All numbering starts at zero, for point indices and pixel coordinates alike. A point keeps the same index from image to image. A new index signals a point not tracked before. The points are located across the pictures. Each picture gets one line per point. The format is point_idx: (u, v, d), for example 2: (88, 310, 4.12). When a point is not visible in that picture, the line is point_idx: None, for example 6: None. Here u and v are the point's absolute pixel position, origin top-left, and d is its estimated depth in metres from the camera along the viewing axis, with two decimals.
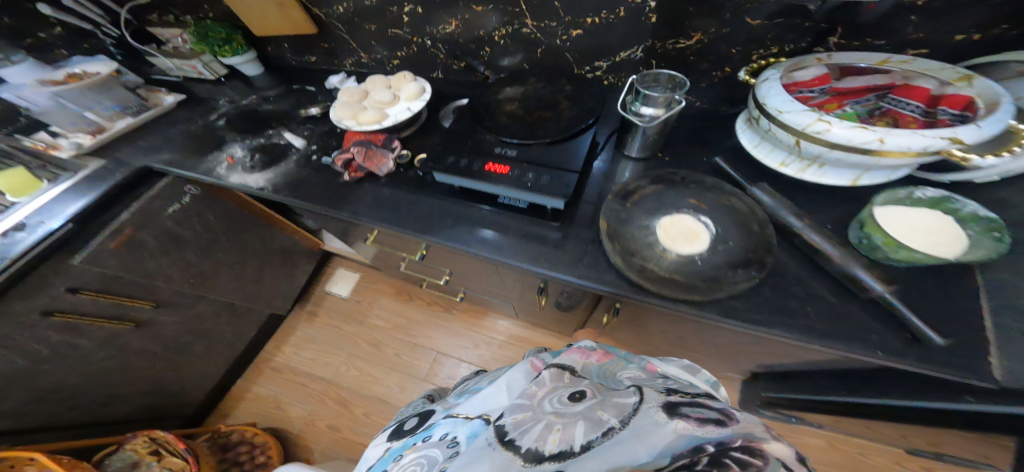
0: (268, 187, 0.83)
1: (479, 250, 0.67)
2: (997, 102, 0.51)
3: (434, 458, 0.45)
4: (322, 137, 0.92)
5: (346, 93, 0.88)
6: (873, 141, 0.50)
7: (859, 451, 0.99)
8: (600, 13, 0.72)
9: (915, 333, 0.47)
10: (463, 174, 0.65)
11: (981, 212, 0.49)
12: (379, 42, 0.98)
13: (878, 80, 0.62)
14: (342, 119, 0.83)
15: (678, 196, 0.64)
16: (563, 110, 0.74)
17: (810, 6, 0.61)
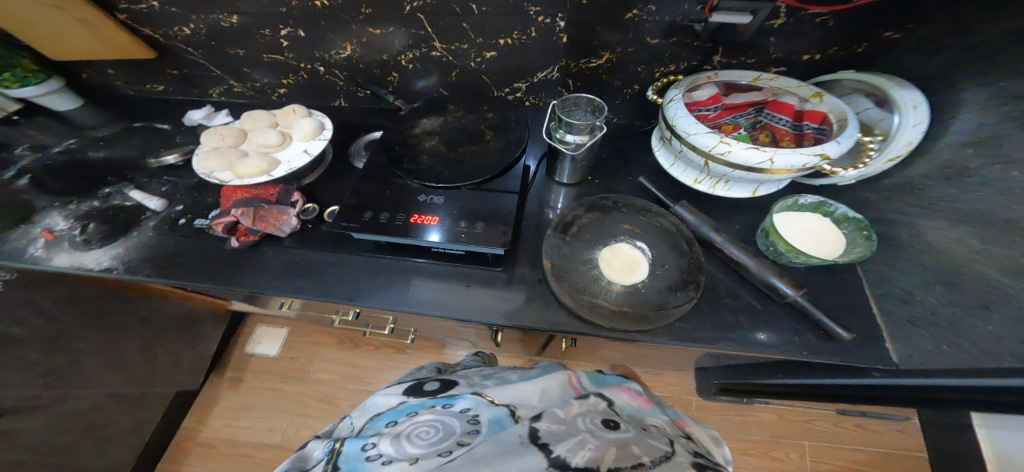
0: (116, 266, 0.62)
1: (423, 309, 0.61)
2: (844, 118, 0.59)
3: (451, 425, 0.49)
4: (195, 190, 0.73)
5: (210, 137, 0.70)
6: (765, 161, 0.55)
7: (806, 419, 1.14)
8: (512, 34, 0.68)
9: (826, 330, 0.53)
10: (386, 231, 0.58)
11: (850, 213, 0.59)
12: (254, 68, 0.81)
13: (754, 96, 0.67)
14: (207, 172, 0.65)
15: (614, 223, 0.65)
16: (490, 142, 0.67)
17: (696, 27, 0.63)
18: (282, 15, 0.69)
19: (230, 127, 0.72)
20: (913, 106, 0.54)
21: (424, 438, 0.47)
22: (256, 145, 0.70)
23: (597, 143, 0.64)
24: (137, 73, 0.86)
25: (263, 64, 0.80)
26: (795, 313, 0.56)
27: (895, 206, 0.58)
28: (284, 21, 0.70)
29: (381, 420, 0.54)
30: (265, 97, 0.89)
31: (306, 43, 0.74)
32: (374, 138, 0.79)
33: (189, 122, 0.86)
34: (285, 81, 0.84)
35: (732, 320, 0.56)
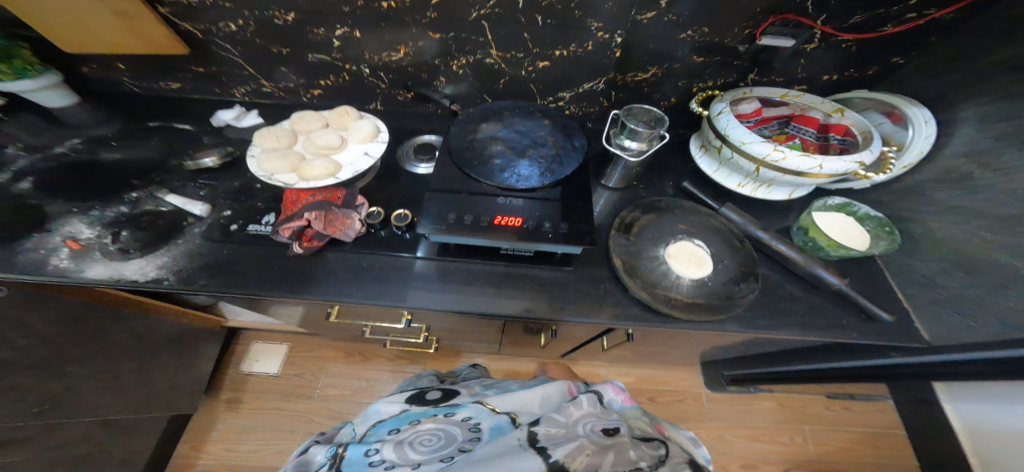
0: (167, 276, 0.58)
1: (505, 308, 0.63)
2: (867, 131, 0.67)
3: (454, 435, 0.55)
4: (241, 193, 0.70)
5: (264, 138, 0.68)
6: (813, 166, 0.63)
7: (801, 404, 1.28)
8: (569, 47, 0.71)
9: (868, 313, 0.62)
10: (473, 231, 0.60)
11: (871, 213, 0.70)
12: (293, 68, 0.78)
13: (784, 110, 0.73)
14: (268, 174, 0.64)
15: (671, 223, 0.70)
16: (552, 147, 0.71)
17: (741, 48, 0.71)
18: (340, 16, 0.68)
19: (284, 129, 0.71)
20: (924, 121, 0.64)
21: (427, 446, 0.53)
22: (316, 147, 0.68)
23: (656, 150, 0.69)
24: (152, 68, 0.79)
25: (303, 64, 0.77)
26: (836, 298, 0.65)
27: (902, 207, 0.69)
28: (341, 22, 0.69)
29: (384, 427, 0.59)
30: (296, 98, 0.85)
31: (358, 45, 0.73)
32: (429, 141, 0.80)
33: (217, 123, 0.81)
34: (321, 82, 0.81)
35: (785, 307, 0.63)
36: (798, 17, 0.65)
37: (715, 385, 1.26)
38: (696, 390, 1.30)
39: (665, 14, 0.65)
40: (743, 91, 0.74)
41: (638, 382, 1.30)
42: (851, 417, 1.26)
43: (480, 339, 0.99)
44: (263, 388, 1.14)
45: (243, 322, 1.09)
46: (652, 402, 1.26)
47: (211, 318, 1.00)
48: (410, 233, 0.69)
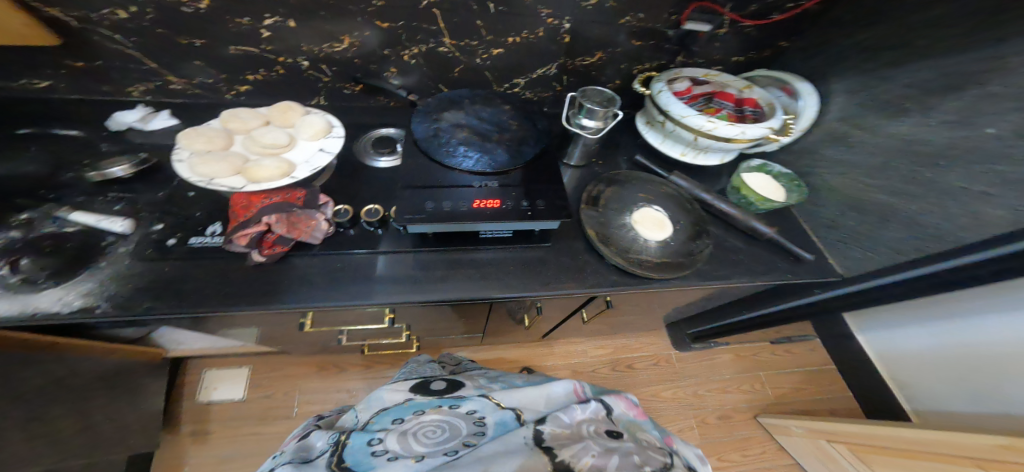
0: (94, 304, 0.50)
1: (492, 291, 0.64)
2: (771, 102, 0.78)
3: (458, 427, 0.55)
4: (171, 205, 0.61)
5: (192, 140, 0.60)
6: (738, 134, 0.72)
7: (753, 353, 1.46)
8: (521, 33, 0.74)
9: (794, 254, 0.72)
10: (452, 219, 0.60)
11: (783, 171, 0.82)
12: (209, 60, 0.69)
13: (708, 88, 0.82)
14: (207, 178, 0.57)
15: (631, 193, 0.76)
16: (519, 130, 0.74)
17: (669, 32, 0.79)
18: (270, 2, 0.62)
19: (216, 129, 0.63)
20: (808, 93, 0.78)
21: (431, 438, 0.52)
22: (260, 146, 0.62)
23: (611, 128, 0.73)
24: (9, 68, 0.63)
25: (222, 56, 0.68)
26: (771, 246, 0.74)
27: (802, 166, 0.83)
28: (272, 10, 0.63)
29: (388, 416, 0.59)
30: (218, 97, 0.75)
31: (292, 35, 0.67)
32: (389, 134, 0.77)
33: (115, 126, 0.69)
34: (250, 77, 0.72)
35: (734, 258, 0.72)
36: (711, 5, 0.74)
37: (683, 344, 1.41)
38: (666, 352, 1.44)
39: (605, 1, 0.70)
40: (673, 73, 0.82)
41: (614, 353, 1.41)
42: (788, 357, 1.46)
43: (460, 332, 1.07)
44: (233, 412, 1.13)
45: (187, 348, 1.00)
46: (630, 369, 1.39)
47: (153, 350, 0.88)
48: (381, 229, 0.66)
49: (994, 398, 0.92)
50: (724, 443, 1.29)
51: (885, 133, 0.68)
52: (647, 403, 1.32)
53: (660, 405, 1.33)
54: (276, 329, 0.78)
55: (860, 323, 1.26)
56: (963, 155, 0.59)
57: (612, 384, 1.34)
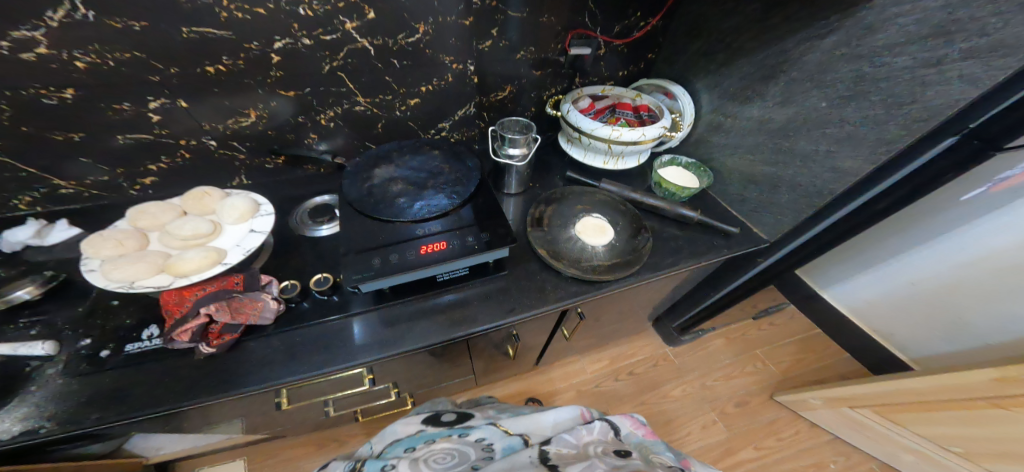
0: (37, 424, 0.50)
1: (451, 332, 0.64)
2: (658, 105, 0.87)
3: (468, 453, 0.58)
4: (93, 316, 0.61)
5: (99, 247, 0.58)
6: (640, 136, 0.78)
7: (744, 332, 1.46)
8: (431, 81, 0.79)
9: (723, 231, 0.76)
10: (400, 269, 0.61)
11: (690, 161, 0.87)
12: (95, 156, 0.68)
13: (607, 101, 0.90)
14: (127, 283, 0.54)
15: (570, 206, 0.79)
16: (448, 172, 0.76)
17: (561, 59, 0.87)
18: (151, 87, 0.63)
19: (125, 231, 0.61)
20: (682, 93, 0.87)
21: (442, 462, 0.56)
22: (181, 239, 0.61)
23: (535, 151, 0.78)
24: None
25: (113, 151, 0.68)
26: (703, 227, 0.78)
27: (701, 153, 0.88)
28: (154, 93, 0.64)
29: (401, 446, 0.64)
30: (120, 194, 0.75)
31: (185, 114, 0.68)
32: (324, 202, 0.80)
33: (7, 247, 0.66)
34: (150, 167, 0.73)
35: (674, 245, 0.75)
36: (586, 30, 0.82)
37: (673, 340, 1.41)
38: (661, 351, 1.42)
39: (499, 40, 0.78)
40: (575, 93, 0.90)
41: (612, 363, 1.39)
42: (781, 328, 1.46)
43: (451, 377, 1.04)
44: None
45: (169, 452, 0.98)
46: (633, 374, 1.36)
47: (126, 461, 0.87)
48: (336, 295, 0.66)
49: (940, 325, 1.12)
50: (753, 432, 1.26)
51: (745, 118, 0.75)
52: (659, 406, 1.29)
53: (674, 405, 1.30)
54: (247, 419, 0.76)
55: (815, 282, 1.43)
56: (805, 124, 0.65)
57: (621, 395, 1.31)
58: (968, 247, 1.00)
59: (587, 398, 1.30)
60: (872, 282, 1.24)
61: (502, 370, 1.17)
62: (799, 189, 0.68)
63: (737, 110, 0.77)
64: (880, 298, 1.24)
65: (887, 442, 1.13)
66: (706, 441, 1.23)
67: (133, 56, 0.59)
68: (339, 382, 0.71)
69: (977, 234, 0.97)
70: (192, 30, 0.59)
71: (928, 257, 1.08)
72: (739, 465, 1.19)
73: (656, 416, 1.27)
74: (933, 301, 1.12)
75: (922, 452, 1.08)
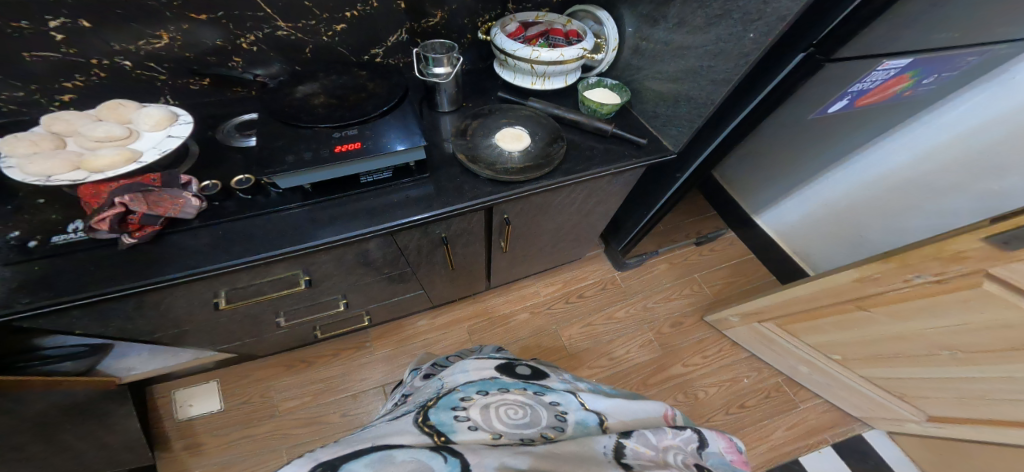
0: None
1: (371, 226, 0.68)
2: (585, 32, 0.88)
3: (539, 416, 0.50)
4: (19, 213, 0.62)
5: (13, 145, 0.57)
6: (559, 56, 0.80)
7: (684, 258, 1.58)
8: (356, 7, 0.78)
9: (634, 143, 0.82)
10: (314, 164, 0.64)
11: (614, 82, 0.90)
12: (6, 72, 0.66)
13: (539, 27, 0.90)
14: (43, 177, 0.55)
15: (495, 120, 0.83)
16: (373, 87, 0.77)
17: None
18: (46, 6, 0.61)
19: (39, 134, 0.60)
20: (606, 19, 0.88)
21: (512, 418, 0.49)
22: (94, 141, 0.61)
23: (460, 71, 0.79)
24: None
25: (23, 69, 0.67)
26: (617, 140, 0.84)
27: (624, 77, 0.92)
28: (52, 12, 0.62)
29: (474, 386, 0.57)
30: (40, 110, 0.73)
31: (95, 37, 0.67)
32: (248, 119, 0.79)
33: None
34: (66, 84, 0.71)
35: (589, 154, 0.81)
36: None
37: (619, 263, 1.53)
38: (610, 276, 1.54)
39: None
40: (508, 17, 0.91)
41: (564, 286, 1.50)
42: (717, 254, 1.59)
43: (409, 294, 1.09)
44: (215, 422, 1.14)
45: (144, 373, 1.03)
46: (582, 297, 1.48)
47: (96, 379, 0.89)
48: (259, 195, 0.70)
49: (842, 241, 1.26)
50: (685, 348, 1.41)
51: (654, 39, 0.81)
52: (604, 326, 1.42)
53: (616, 325, 1.42)
54: (191, 322, 0.80)
55: (750, 208, 1.53)
56: (694, 43, 0.71)
57: (570, 315, 1.43)
58: (872, 167, 1.11)
59: (541, 317, 1.42)
60: (795, 204, 1.36)
61: (456, 290, 1.21)
62: (692, 101, 0.75)
63: (649, 32, 0.82)
64: (800, 219, 1.36)
65: (788, 355, 1.30)
66: (643, 358, 1.37)
67: None
68: (274, 281, 0.77)
69: (883, 154, 1.07)
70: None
71: (841, 178, 1.19)
72: (670, 377, 1.34)
73: (599, 335, 1.40)
74: (839, 221, 1.24)
75: (812, 361, 1.25)
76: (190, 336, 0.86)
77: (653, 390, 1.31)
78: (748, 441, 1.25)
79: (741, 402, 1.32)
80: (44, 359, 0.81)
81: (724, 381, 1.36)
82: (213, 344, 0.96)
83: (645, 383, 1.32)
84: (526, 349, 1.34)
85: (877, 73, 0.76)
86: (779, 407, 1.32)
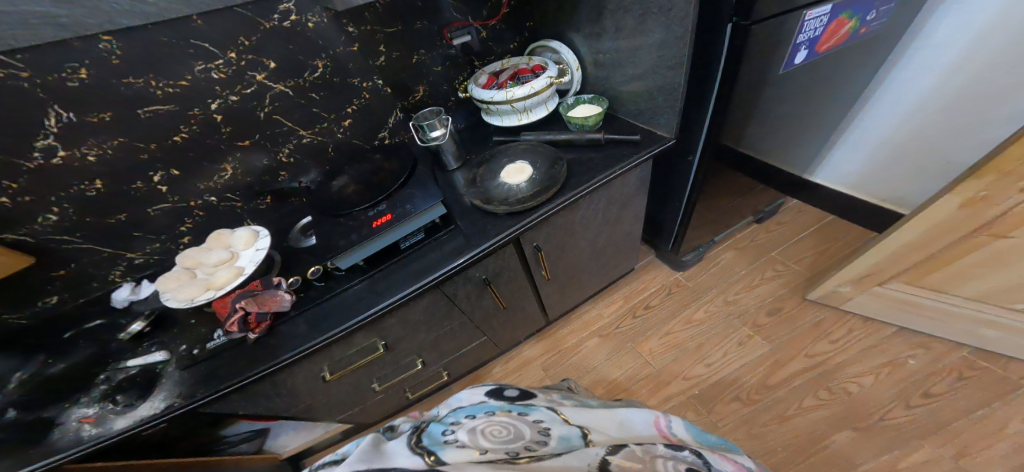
0: (176, 400, 0.72)
1: (421, 280, 0.79)
2: (546, 62, 0.97)
3: (523, 432, 0.56)
4: (183, 333, 0.82)
5: (166, 283, 0.81)
6: (531, 89, 0.89)
7: (752, 239, 1.45)
8: (353, 102, 0.96)
9: (629, 141, 0.87)
10: (360, 242, 0.78)
11: (589, 96, 0.97)
12: (143, 229, 0.87)
13: (507, 72, 1.00)
14: (189, 301, 0.78)
15: (498, 162, 0.91)
16: (388, 165, 0.92)
17: (455, 53, 1.01)
18: (147, 165, 0.82)
19: (177, 271, 0.83)
20: (559, 46, 0.98)
21: (499, 434, 0.55)
22: (212, 265, 0.83)
23: (452, 128, 0.91)
24: (21, 300, 0.80)
25: (154, 224, 0.88)
26: (614, 144, 0.89)
27: (598, 86, 0.98)
28: (151, 169, 0.82)
29: (463, 412, 0.63)
30: (173, 254, 0.94)
31: (185, 181, 0.87)
32: (307, 223, 0.93)
33: (116, 305, 0.86)
34: (182, 228, 0.92)
35: (590, 166, 0.86)
36: (459, 22, 0.96)
37: (676, 264, 1.44)
38: (673, 279, 1.45)
39: (390, 54, 0.94)
40: (480, 74, 1.02)
41: (627, 301, 1.44)
42: (788, 226, 1.43)
43: (476, 340, 1.16)
44: None
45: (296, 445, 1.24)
46: (649, 308, 1.40)
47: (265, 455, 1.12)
48: (328, 281, 0.84)
49: (917, 173, 1.15)
50: (800, 339, 1.21)
51: (609, 46, 0.87)
52: (685, 333, 1.31)
53: (699, 329, 1.31)
54: (306, 400, 0.96)
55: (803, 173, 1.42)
56: (648, 39, 0.77)
57: (641, 329, 1.36)
58: (902, 97, 1.06)
59: (612, 339, 1.37)
60: (847, 153, 1.26)
61: (517, 332, 1.27)
62: (664, 89, 0.81)
63: (599, 45, 0.90)
64: (860, 166, 1.25)
65: (953, 318, 1.03)
66: (750, 358, 1.21)
67: (119, 143, 0.77)
68: (357, 350, 0.89)
69: (903, 83, 1.04)
70: (144, 110, 0.77)
71: (877, 116, 1.14)
72: (796, 376, 1.14)
73: (684, 343, 1.29)
74: (910, 156, 1.13)
75: (997, 322, 0.97)
76: (308, 412, 1.02)
77: (780, 392, 1.13)
78: (969, 442, 0.95)
79: (924, 390, 1.04)
80: (229, 443, 1.06)
81: (880, 367, 1.10)
82: (328, 417, 1.11)
83: (766, 385, 1.15)
84: (608, 374, 1.30)
85: (812, 22, 0.70)
86: (991, 389, 1.01)
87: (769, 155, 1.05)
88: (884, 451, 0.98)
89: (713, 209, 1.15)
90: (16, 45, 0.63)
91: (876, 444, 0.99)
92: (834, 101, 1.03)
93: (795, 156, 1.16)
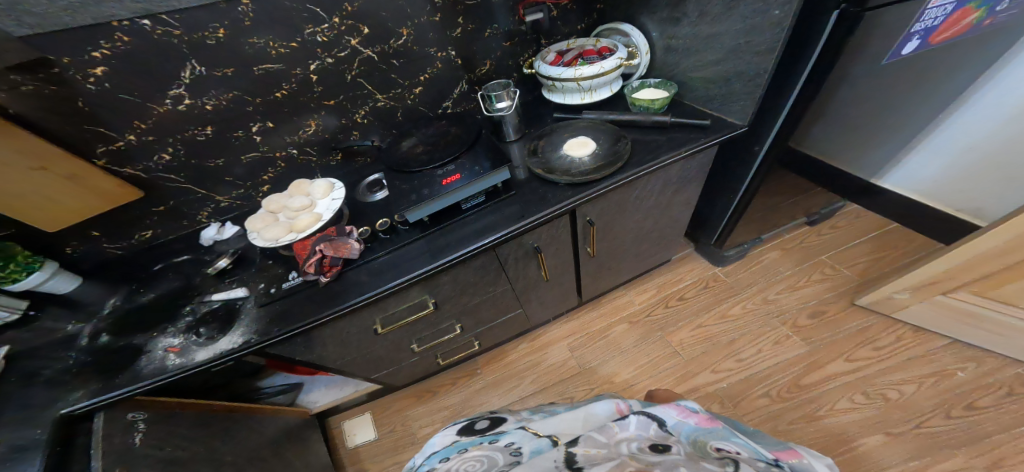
0: (253, 337, 0.78)
1: (482, 240, 0.82)
2: (614, 44, 0.98)
3: (495, 460, 0.59)
4: (261, 272, 0.88)
5: (254, 223, 0.88)
6: (600, 69, 0.91)
7: (794, 241, 1.43)
8: (426, 70, 1.00)
9: (697, 124, 0.88)
10: (431, 197, 0.81)
11: (657, 81, 0.99)
12: (231, 176, 0.95)
13: (572, 51, 1.02)
14: (275, 240, 0.85)
15: (560, 136, 0.94)
16: (456, 132, 0.95)
17: (523, 29, 1.03)
18: (250, 116, 0.89)
19: (264, 214, 0.91)
20: (631, 30, 1.00)
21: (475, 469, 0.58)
22: (294, 210, 0.89)
23: (518, 100, 0.94)
24: (120, 227, 0.91)
25: (240, 170, 0.95)
26: (679, 127, 0.90)
27: (665, 71, 1.00)
28: (252, 120, 0.89)
29: (436, 457, 0.65)
30: (252, 202, 1.02)
31: (276, 133, 0.94)
32: (375, 179, 0.99)
33: (205, 242, 0.95)
34: (265, 176, 0.99)
35: (652, 145, 0.87)
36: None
37: (716, 259, 1.45)
38: (710, 273, 1.45)
39: (466, 27, 0.97)
40: (545, 51, 1.04)
41: (659, 292, 1.45)
42: (836, 233, 1.42)
43: (511, 313, 1.20)
44: (373, 449, 1.32)
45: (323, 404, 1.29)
46: (683, 299, 1.41)
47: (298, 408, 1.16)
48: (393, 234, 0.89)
49: (1009, 182, 1.10)
50: (839, 343, 1.20)
51: (684, 30, 0.89)
52: (717, 327, 1.32)
53: (733, 324, 1.31)
54: (356, 351, 1.02)
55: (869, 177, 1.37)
56: (730, 21, 0.78)
57: (673, 319, 1.37)
58: (1009, 98, 1.01)
59: (642, 326, 1.38)
60: (927, 159, 1.21)
61: (552, 308, 1.30)
62: (741, 75, 0.82)
63: (674, 30, 0.91)
64: (940, 172, 1.20)
65: (1012, 332, 1.01)
66: (784, 356, 1.21)
67: (232, 95, 0.85)
68: (409, 305, 0.94)
69: (1012, 83, 0.98)
70: (260, 67, 0.84)
71: (973, 119, 1.08)
72: (832, 377, 1.14)
73: (717, 337, 1.30)
74: (1004, 162, 1.09)
75: None
76: (354, 365, 1.09)
77: (813, 391, 1.13)
78: (1007, 455, 0.94)
79: (964, 401, 1.03)
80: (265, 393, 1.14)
81: (922, 376, 1.09)
82: (368, 374, 1.17)
83: (797, 384, 1.15)
84: (636, 360, 1.31)
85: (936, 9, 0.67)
86: None
87: (831, 153, 1.04)
88: (916, 457, 0.98)
89: (763, 205, 1.15)
90: (178, 4, 0.72)
91: (907, 449, 0.99)
92: (928, 97, 0.99)
93: (865, 156, 1.13)
